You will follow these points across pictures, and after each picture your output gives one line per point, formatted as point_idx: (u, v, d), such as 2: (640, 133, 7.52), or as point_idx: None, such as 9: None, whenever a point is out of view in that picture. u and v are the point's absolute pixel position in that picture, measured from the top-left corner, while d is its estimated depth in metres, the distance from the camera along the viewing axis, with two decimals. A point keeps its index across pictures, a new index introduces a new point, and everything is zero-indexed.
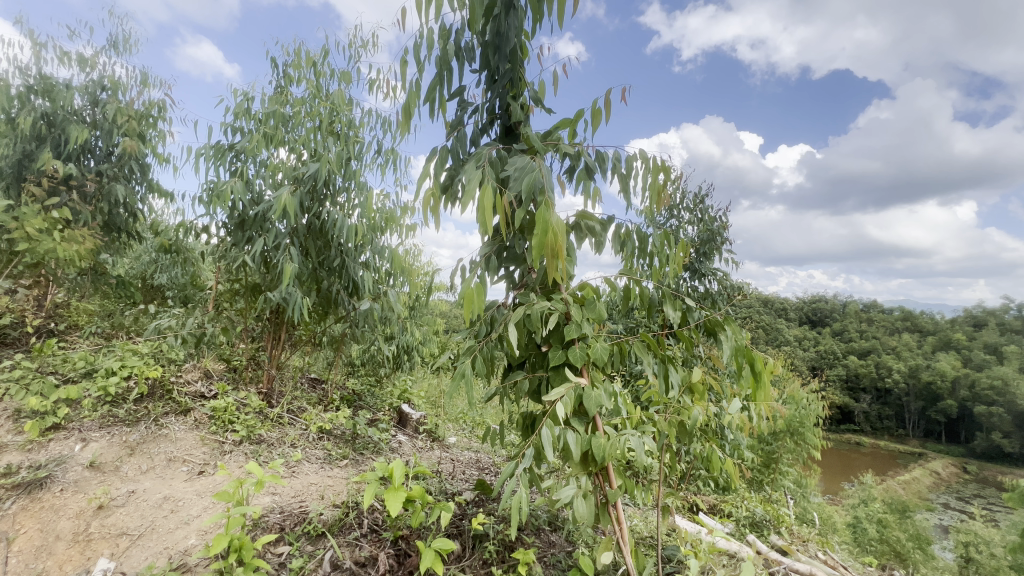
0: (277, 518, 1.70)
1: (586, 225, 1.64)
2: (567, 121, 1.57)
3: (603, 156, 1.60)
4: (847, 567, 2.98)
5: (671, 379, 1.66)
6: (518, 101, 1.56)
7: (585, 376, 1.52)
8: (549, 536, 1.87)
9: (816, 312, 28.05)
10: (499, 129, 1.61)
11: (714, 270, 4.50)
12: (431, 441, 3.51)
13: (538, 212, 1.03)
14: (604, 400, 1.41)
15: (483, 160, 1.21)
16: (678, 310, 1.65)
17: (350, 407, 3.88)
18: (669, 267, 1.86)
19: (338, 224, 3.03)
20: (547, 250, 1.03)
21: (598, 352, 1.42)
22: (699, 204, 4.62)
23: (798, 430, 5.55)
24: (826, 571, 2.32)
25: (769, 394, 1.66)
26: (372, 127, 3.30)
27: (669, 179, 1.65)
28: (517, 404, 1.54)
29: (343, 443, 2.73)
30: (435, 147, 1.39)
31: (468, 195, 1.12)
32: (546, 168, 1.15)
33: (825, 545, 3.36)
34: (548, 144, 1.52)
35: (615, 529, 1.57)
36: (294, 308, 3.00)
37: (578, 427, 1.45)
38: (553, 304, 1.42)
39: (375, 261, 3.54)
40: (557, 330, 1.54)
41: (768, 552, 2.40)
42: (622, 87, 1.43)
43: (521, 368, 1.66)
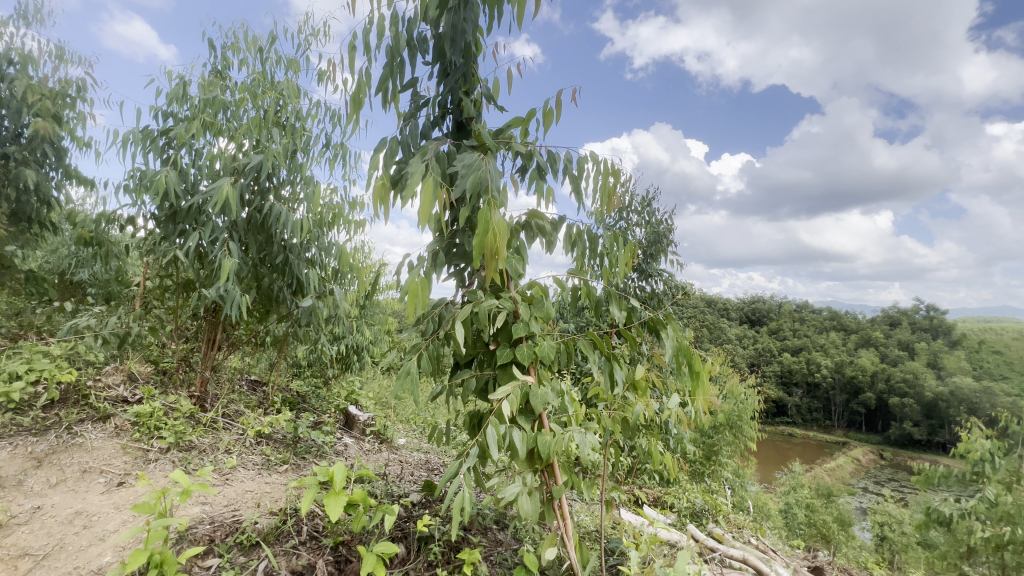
0: (207, 529, 1.59)
1: (537, 225, 1.65)
2: (520, 120, 1.58)
3: (555, 157, 1.62)
4: (777, 550, 3.18)
5: (617, 376, 1.71)
6: (470, 97, 1.54)
7: (532, 374, 1.54)
8: (496, 535, 1.88)
9: (755, 312, 29.78)
10: (451, 124, 1.59)
11: (661, 271, 4.67)
12: (379, 443, 3.43)
13: (480, 211, 1.02)
14: (551, 398, 1.42)
15: (429, 154, 1.18)
16: (624, 310, 1.70)
17: (292, 410, 3.72)
18: (618, 267, 1.90)
19: (281, 219, 2.88)
20: (488, 250, 1.02)
21: (545, 350, 1.44)
22: (647, 206, 4.78)
23: (736, 423, 5.87)
24: (757, 556, 2.46)
25: (707, 391, 1.74)
26: (320, 120, 3.17)
27: (618, 181, 1.70)
28: (463, 402, 1.53)
29: (283, 448, 2.61)
30: (384, 138, 1.35)
31: (411, 187, 1.09)
32: (491, 167, 1.15)
33: (758, 531, 3.56)
34: (500, 141, 1.52)
35: (560, 524, 1.59)
36: (231, 307, 2.82)
37: (525, 425, 1.46)
38: (501, 303, 1.42)
39: (321, 258, 3.41)
40: (505, 328, 1.54)
41: (705, 540, 2.52)
42: (574, 89, 1.46)
43: (469, 366, 1.65)
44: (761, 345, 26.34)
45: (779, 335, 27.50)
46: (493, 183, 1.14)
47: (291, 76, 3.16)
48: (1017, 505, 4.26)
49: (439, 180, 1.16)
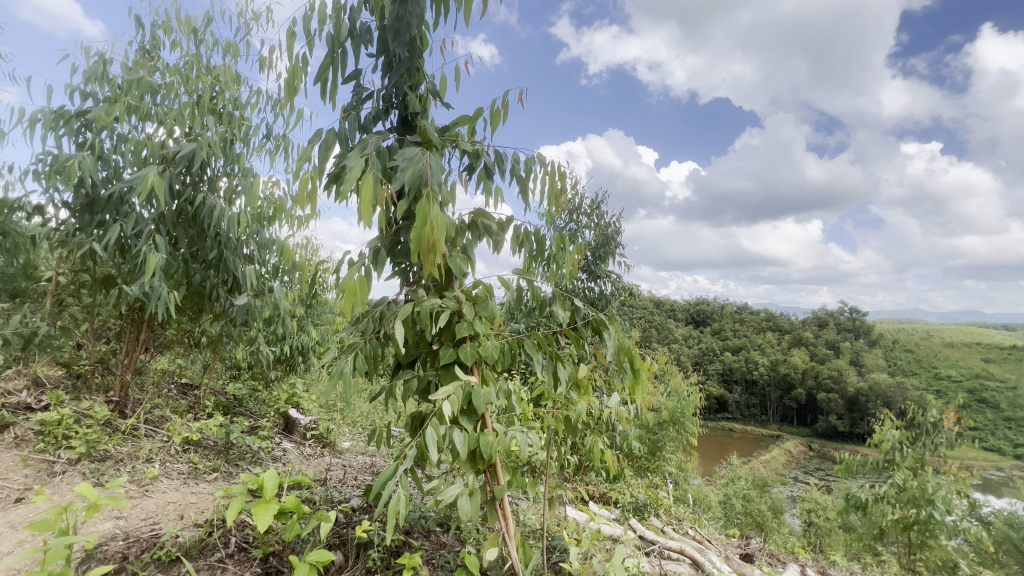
0: (119, 545, 1.47)
1: (483, 224, 1.64)
2: (466, 118, 1.56)
3: (502, 157, 1.62)
4: (713, 540, 3.34)
5: (560, 376, 1.73)
6: (415, 92, 1.50)
7: (475, 374, 1.53)
8: (439, 537, 1.87)
9: (699, 313, 31.22)
10: (395, 119, 1.54)
11: (609, 273, 4.79)
12: (321, 447, 3.31)
13: (418, 204, 1.00)
14: (493, 398, 1.42)
15: (369, 148, 1.14)
16: (568, 310, 1.72)
17: (227, 415, 3.52)
18: (563, 269, 1.93)
19: (216, 212, 2.71)
20: (426, 245, 1.01)
21: (489, 350, 1.43)
22: (596, 209, 4.88)
23: (679, 419, 6.11)
24: (693, 546, 2.57)
25: (647, 389, 1.80)
26: (261, 109, 3.01)
27: (564, 183, 1.72)
28: (404, 404, 1.49)
29: (214, 455, 2.45)
30: (321, 131, 1.28)
31: (349, 180, 1.05)
32: (432, 161, 1.13)
33: (697, 522, 3.72)
34: (446, 139, 1.50)
35: (502, 524, 1.60)
36: (157, 305, 2.63)
37: (467, 425, 1.45)
38: (444, 302, 1.40)
39: (261, 254, 3.24)
40: (449, 328, 1.52)
41: (645, 533, 2.61)
42: (520, 90, 1.46)
43: (411, 367, 1.62)
44: (704, 344, 27.64)
45: (721, 335, 28.99)
46: (434, 177, 1.12)
47: (230, 61, 2.98)
48: (921, 488, 4.70)
49: (380, 175, 1.12)
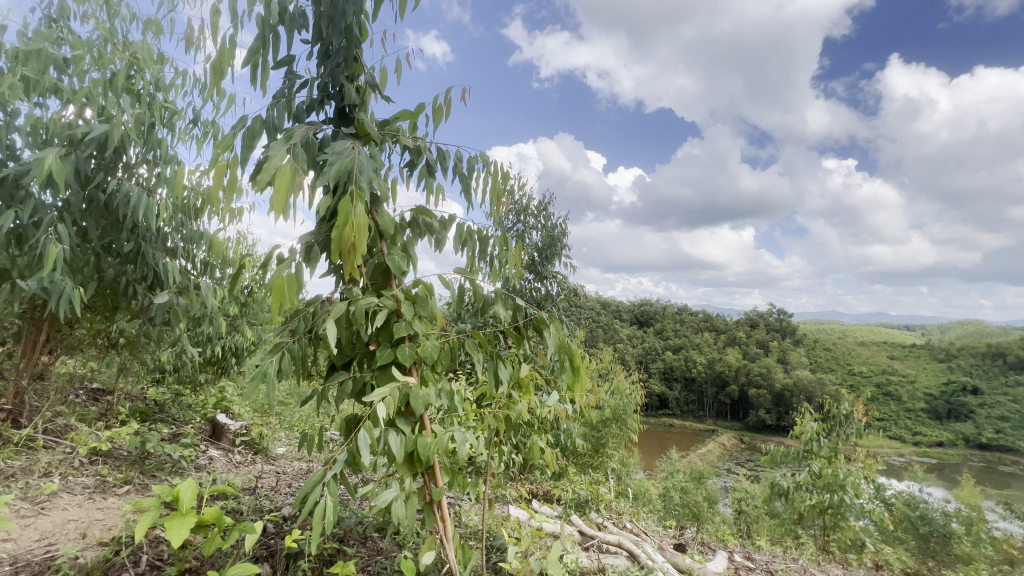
0: (4, 571, 1.31)
1: (424, 222, 1.61)
2: (408, 113, 1.53)
3: (444, 154, 1.59)
4: (650, 532, 3.47)
5: (502, 375, 1.73)
6: (353, 83, 1.43)
7: (413, 375, 1.50)
8: (376, 543, 1.83)
9: (643, 314, 32.44)
10: (332, 111, 1.46)
11: (555, 273, 4.87)
12: (252, 454, 3.13)
13: (340, 202, 0.98)
14: (432, 399, 1.40)
15: (293, 139, 1.08)
16: (510, 309, 1.73)
17: (145, 422, 3.24)
18: (507, 269, 1.94)
19: (132, 201, 2.48)
20: (346, 244, 0.98)
21: (428, 350, 1.41)
22: (543, 211, 4.93)
23: (621, 417, 6.31)
24: (630, 539, 2.66)
25: (585, 386, 1.84)
26: (187, 92, 2.80)
27: (507, 183, 1.73)
28: (337, 406, 1.44)
29: (126, 467, 2.25)
30: (246, 117, 1.20)
31: (267, 171, 0.99)
32: (361, 158, 1.10)
33: (636, 516, 3.85)
34: (386, 133, 1.45)
35: (440, 527, 1.58)
36: (61, 302, 2.37)
37: (404, 427, 1.42)
38: (380, 300, 1.37)
39: (186, 248, 3.02)
40: (387, 328, 1.49)
41: (585, 528, 2.67)
42: (462, 87, 1.45)
43: (347, 368, 1.56)
44: (648, 344, 28.74)
45: (663, 335, 30.28)
46: (362, 175, 1.09)
47: (151, 38, 2.75)
48: (835, 474, 5.13)
49: (303, 168, 1.07)
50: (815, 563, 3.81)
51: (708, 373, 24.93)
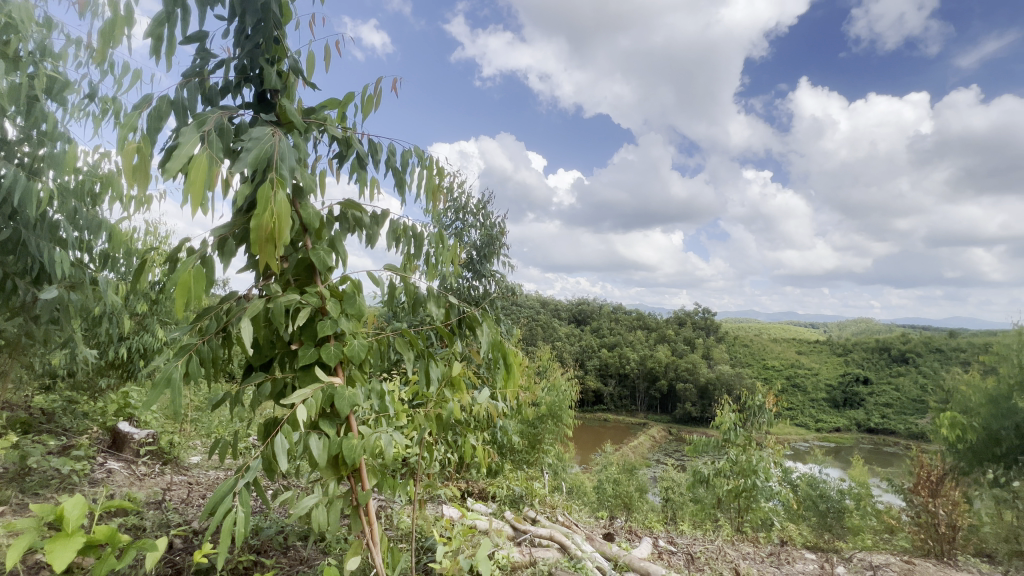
0: None
1: (353, 216, 1.54)
2: (336, 101, 1.41)
3: (376, 147, 1.53)
4: (581, 523, 3.58)
5: (434, 374, 1.70)
6: (274, 67, 1.33)
7: (339, 375, 1.45)
8: (298, 551, 1.78)
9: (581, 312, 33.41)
10: (251, 95, 1.35)
11: (493, 272, 4.87)
12: (160, 465, 2.88)
13: (259, 190, 0.92)
14: (358, 399, 1.35)
15: (206, 126, 0.99)
16: (442, 307, 1.72)
17: (28, 434, 2.87)
18: (442, 266, 1.92)
19: (10, 182, 2.18)
20: (265, 233, 0.93)
21: (354, 349, 1.37)
22: (482, 209, 4.91)
23: (557, 412, 6.47)
24: (561, 531, 2.74)
25: (517, 383, 1.87)
26: (81, 63, 2.50)
27: (442, 178, 1.71)
28: (254, 409, 1.35)
29: (2, 485, 1.99)
30: (152, 98, 1.08)
31: (178, 160, 0.91)
32: (282, 145, 1.04)
33: (568, 508, 3.95)
34: (312, 122, 1.37)
35: (366, 530, 1.53)
36: None
37: (328, 429, 1.36)
38: (303, 298, 1.30)
39: (80, 237, 2.69)
40: (310, 326, 1.41)
41: (517, 523, 2.72)
42: (395, 78, 1.40)
43: (267, 368, 1.47)
44: (585, 342, 29.64)
45: (599, 334, 31.36)
46: (284, 162, 1.03)
47: None
48: (749, 460, 5.58)
49: (219, 157, 0.99)
50: (730, 542, 4.12)
51: (640, 370, 26.15)
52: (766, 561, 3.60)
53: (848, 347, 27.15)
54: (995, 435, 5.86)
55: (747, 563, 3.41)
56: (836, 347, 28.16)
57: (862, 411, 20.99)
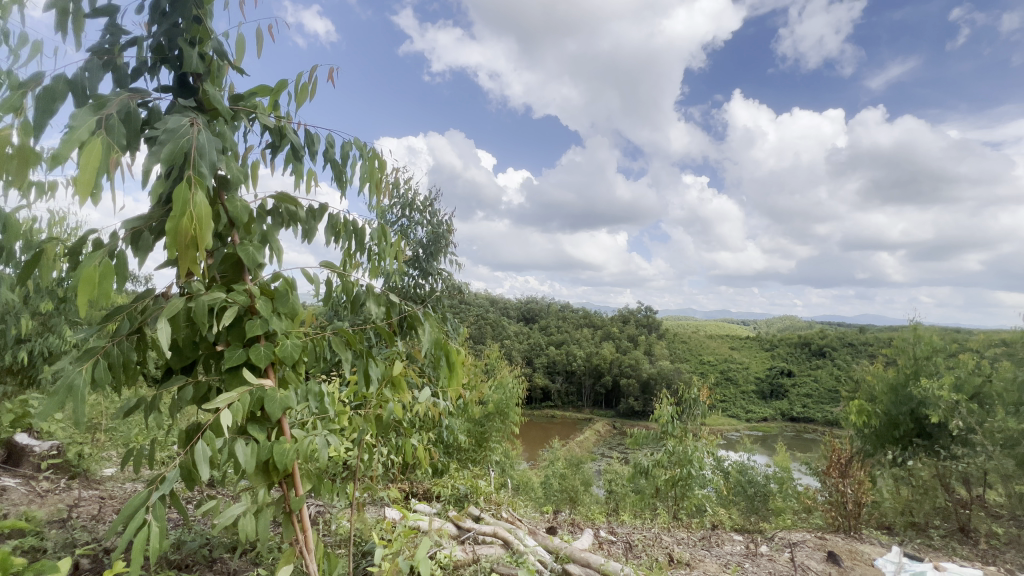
0: None
1: (287, 211, 1.47)
2: (268, 88, 1.32)
3: (313, 139, 1.48)
4: (526, 519, 3.63)
5: (374, 373, 1.67)
6: (197, 49, 1.24)
7: (270, 378, 1.38)
8: (226, 565, 1.70)
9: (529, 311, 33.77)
10: (170, 77, 1.25)
11: (440, 270, 4.79)
12: (66, 479, 2.62)
13: (175, 189, 0.86)
14: (291, 402, 1.30)
15: (105, 109, 0.91)
16: (382, 305, 1.69)
17: None
18: (384, 263, 1.88)
19: None
20: (184, 237, 0.86)
21: (287, 350, 1.31)
22: (429, 206, 4.83)
23: (504, 410, 6.51)
24: (504, 527, 2.77)
25: (460, 380, 1.87)
26: None
27: (385, 173, 1.67)
28: (174, 416, 1.27)
29: None
30: (43, 77, 0.98)
31: (68, 145, 0.82)
32: (200, 140, 0.98)
33: (514, 505, 3.99)
34: (239, 109, 1.28)
35: (299, 537, 1.48)
36: None
37: (257, 435, 1.30)
38: (228, 296, 1.22)
39: None
40: (238, 326, 1.34)
41: (460, 522, 2.72)
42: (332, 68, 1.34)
43: (189, 371, 1.38)
44: (533, 340, 30.00)
45: (548, 332, 31.85)
46: (202, 158, 0.97)
47: None
48: (685, 451, 5.87)
49: (119, 144, 0.91)
50: (666, 530, 4.32)
51: (586, 366, 26.83)
52: (697, 545, 3.81)
53: (775, 341, 29.19)
54: (894, 420, 6.37)
55: (681, 548, 3.59)
56: (765, 341, 30.23)
57: (786, 402, 22.67)
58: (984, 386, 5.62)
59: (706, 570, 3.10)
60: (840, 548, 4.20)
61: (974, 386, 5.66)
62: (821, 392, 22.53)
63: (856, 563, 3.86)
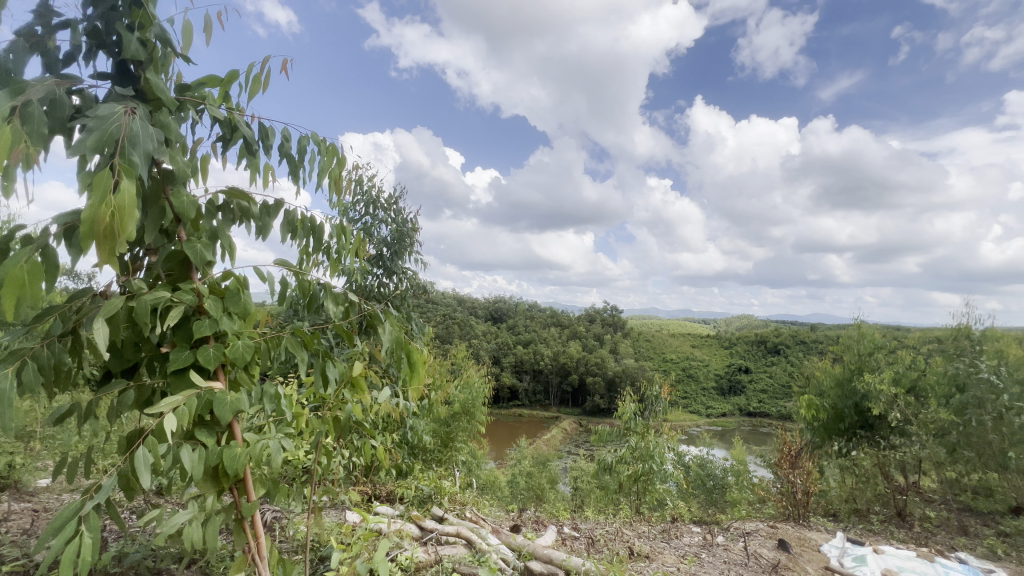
0: None
1: (239, 206, 1.41)
2: (217, 79, 1.26)
3: (267, 131, 1.39)
4: (490, 518, 3.64)
5: (331, 374, 1.63)
6: (138, 33, 1.16)
7: (220, 380, 1.33)
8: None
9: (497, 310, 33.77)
10: (108, 63, 1.18)
11: (405, 269, 4.71)
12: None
13: (96, 177, 0.80)
14: (242, 405, 1.25)
15: (24, 96, 0.85)
16: (341, 305, 1.65)
17: None
18: (344, 261, 1.83)
19: None
20: (102, 227, 0.79)
21: (237, 351, 1.26)
22: (393, 204, 4.75)
23: (470, 410, 6.50)
24: (467, 527, 2.78)
25: (421, 380, 1.86)
26: None
27: (345, 169, 1.63)
28: (114, 422, 1.20)
29: None
30: None
31: None
32: (131, 128, 0.92)
33: (479, 504, 3.99)
34: (185, 100, 1.21)
35: (252, 543, 1.43)
36: None
37: (205, 439, 1.25)
38: (173, 295, 1.17)
39: None
40: (185, 326, 1.28)
41: (423, 523, 2.70)
42: (288, 60, 1.28)
43: (130, 374, 1.31)
44: (501, 339, 30.02)
45: (515, 331, 31.97)
46: (134, 147, 0.92)
47: None
48: (647, 447, 6.02)
49: (39, 134, 0.86)
50: (628, 524, 4.42)
51: (553, 365, 27.09)
52: (657, 538, 3.93)
53: (733, 339, 30.35)
54: (840, 413, 6.75)
55: (641, 541, 3.68)
56: (723, 339, 31.38)
57: (743, 397, 23.62)
58: (919, 380, 6.05)
59: (664, 561, 3.20)
60: (790, 535, 4.42)
61: (910, 380, 6.06)
62: (775, 387, 23.61)
63: (804, 550, 4.07)
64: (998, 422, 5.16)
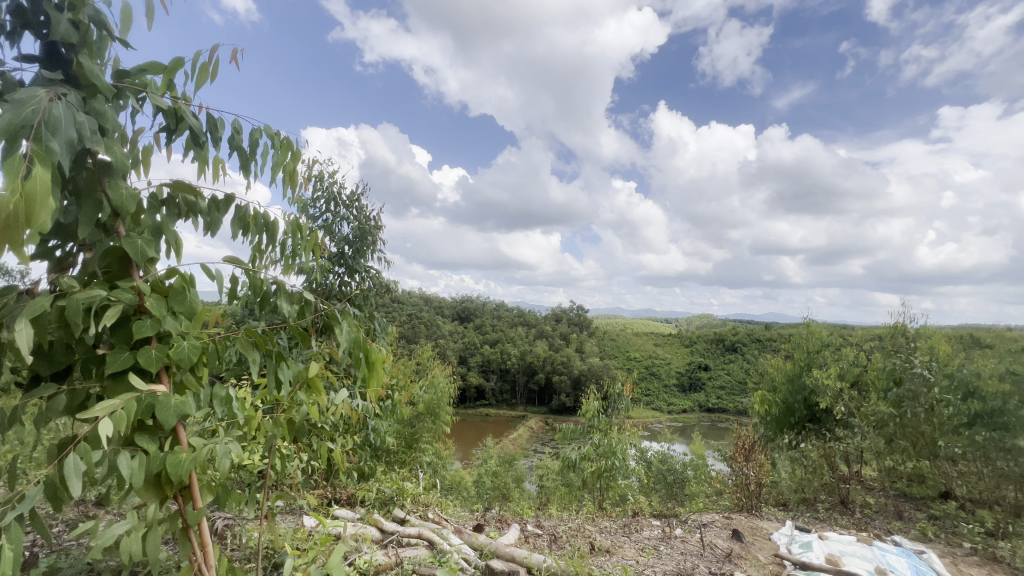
0: None
1: (185, 201, 1.35)
2: (160, 67, 1.20)
3: (216, 123, 1.33)
4: (454, 518, 3.62)
5: (285, 375, 1.58)
6: (70, 15, 1.09)
7: (164, 383, 1.27)
8: None
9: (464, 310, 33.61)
10: (37, 45, 1.10)
11: (367, 267, 4.61)
12: None
13: (5, 162, 0.74)
14: (187, 409, 1.20)
15: None
16: (295, 304, 1.60)
17: None
18: (299, 258, 1.78)
19: None
20: (6, 213, 0.72)
21: (182, 352, 1.21)
22: (356, 201, 4.65)
23: (435, 410, 6.44)
24: (430, 528, 2.76)
25: (381, 380, 1.84)
26: None
27: (301, 164, 1.58)
28: (44, 429, 1.13)
29: None
30: None
31: None
32: (55, 115, 0.87)
33: (442, 505, 3.97)
34: (124, 87, 1.15)
35: (199, 553, 1.37)
36: None
37: (146, 445, 1.18)
38: (110, 294, 1.11)
39: None
40: (125, 326, 1.21)
41: (383, 525, 2.67)
42: (237, 49, 1.23)
43: (63, 378, 1.23)
44: (468, 339, 29.89)
45: (483, 331, 31.91)
46: (57, 135, 0.86)
47: None
48: (609, 444, 6.12)
49: None
50: (591, 520, 4.49)
51: (520, 364, 27.19)
52: (618, 533, 4.02)
53: (694, 338, 31.38)
54: (791, 407, 7.01)
55: (602, 536, 3.75)
56: (685, 338, 32.37)
57: (703, 394, 24.44)
58: (861, 374, 6.41)
59: (624, 555, 3.27)
60: (743, 525, 4.62)
61: (854, 375, 6.42)
62: (732, 384, 24.57)
63: (756, 539, 4.26)
64: (930, 413, 5.59)
